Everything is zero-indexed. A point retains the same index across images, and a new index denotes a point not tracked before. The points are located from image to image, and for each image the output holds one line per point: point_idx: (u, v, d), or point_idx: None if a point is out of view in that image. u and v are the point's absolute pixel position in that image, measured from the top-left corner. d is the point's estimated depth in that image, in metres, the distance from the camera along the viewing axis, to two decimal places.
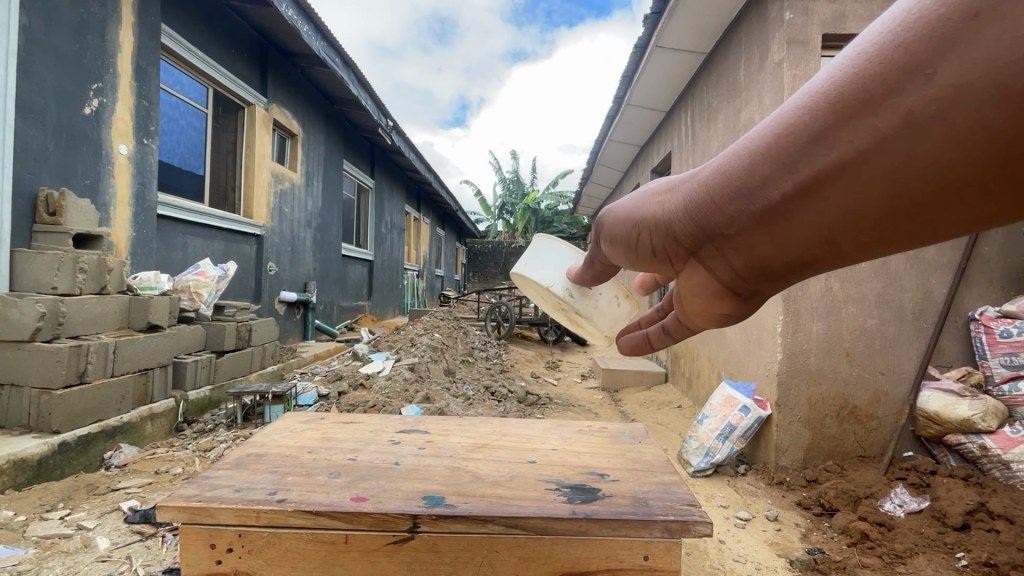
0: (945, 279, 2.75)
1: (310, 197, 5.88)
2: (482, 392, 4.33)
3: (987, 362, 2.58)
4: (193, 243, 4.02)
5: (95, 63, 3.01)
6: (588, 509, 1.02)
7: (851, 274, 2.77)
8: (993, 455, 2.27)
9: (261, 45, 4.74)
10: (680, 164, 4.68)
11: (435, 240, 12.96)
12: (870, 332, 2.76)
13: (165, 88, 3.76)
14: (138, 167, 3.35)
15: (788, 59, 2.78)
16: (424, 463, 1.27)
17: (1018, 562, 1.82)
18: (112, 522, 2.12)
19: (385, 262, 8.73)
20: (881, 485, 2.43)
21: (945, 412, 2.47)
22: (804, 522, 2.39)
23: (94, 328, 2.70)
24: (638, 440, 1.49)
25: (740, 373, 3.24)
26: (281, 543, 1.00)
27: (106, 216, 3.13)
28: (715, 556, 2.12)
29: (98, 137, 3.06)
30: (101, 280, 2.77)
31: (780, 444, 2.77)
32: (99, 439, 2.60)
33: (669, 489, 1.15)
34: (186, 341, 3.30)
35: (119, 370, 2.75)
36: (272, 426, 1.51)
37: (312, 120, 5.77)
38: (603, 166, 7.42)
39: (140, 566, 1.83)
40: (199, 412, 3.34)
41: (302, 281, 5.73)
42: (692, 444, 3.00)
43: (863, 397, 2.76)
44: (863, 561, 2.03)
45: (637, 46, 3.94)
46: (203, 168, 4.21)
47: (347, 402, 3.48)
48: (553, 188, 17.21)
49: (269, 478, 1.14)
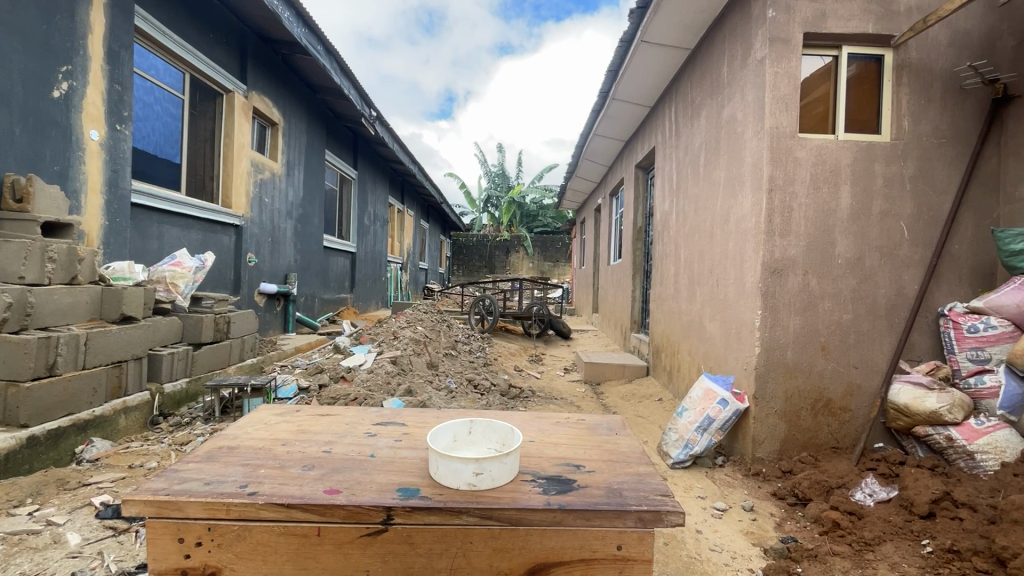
0: (917, 276, 2.82)
1: (291, 186, 5.76)
2: (464, 385, 4.32)
3: (955, 356, 2.65)
4: (169, 233, 3.92)
5: (64, 45, 2.90)
6: (562, 500, 1.03)
7: (828, 271, 2.82)
8: (958, 446, 2.34)
9: (240, 31, 4.62)
10: (664, 160, 4.72)
11: (419, 232, 12.86)
12: (845, 327, 2.82)
13: (139, 72, 3.65)
14: (111, 154, 3.25)
15: (770, 56, 2.80)
16: (400, 455, 1.26)
17: (980, 548, 1.84)
18: (84, 517, 2.07)
19: (368, 254, 8.63)
20: (853, 476, 2.50)
21: (915, 405, 2.53)
22: (778, 511, 2.45)
23: (65, 320, 2.62)
24: (615, 432, 1.51)
25: (719, 367, 3.29)
26: (252, 536, 0.99)
27: (76, 204, 3.03)
28: (693, 546, 2.17)
29: (68, 122, 2.95)
30: (71, 270, 2.69)
31: (756, 436, 2.82)
32: (69, 433, 2.54)
33: (643, 480, 1.16)
34: (161, 333, 3.22)
35: (91, 363, 2.68)
36: (245, 418, 1.49)
37: (292, 108, 5.65)
38: (587, 161, 7.44)
39: (112, 562, 1.80)
40: (176, 406, 3.27)
41: (282, 272, 5.64)
42: (672, 436, 3.05)
43: (838, 390, 2.82)
44: (834, 549, 2.08)
45: (622, 40, 3.94)
46: (180, 156, 4.10)
47: (328, 395, 3.46)
48: (538, 182, 17.17)
49: (241, 471, 1.13)
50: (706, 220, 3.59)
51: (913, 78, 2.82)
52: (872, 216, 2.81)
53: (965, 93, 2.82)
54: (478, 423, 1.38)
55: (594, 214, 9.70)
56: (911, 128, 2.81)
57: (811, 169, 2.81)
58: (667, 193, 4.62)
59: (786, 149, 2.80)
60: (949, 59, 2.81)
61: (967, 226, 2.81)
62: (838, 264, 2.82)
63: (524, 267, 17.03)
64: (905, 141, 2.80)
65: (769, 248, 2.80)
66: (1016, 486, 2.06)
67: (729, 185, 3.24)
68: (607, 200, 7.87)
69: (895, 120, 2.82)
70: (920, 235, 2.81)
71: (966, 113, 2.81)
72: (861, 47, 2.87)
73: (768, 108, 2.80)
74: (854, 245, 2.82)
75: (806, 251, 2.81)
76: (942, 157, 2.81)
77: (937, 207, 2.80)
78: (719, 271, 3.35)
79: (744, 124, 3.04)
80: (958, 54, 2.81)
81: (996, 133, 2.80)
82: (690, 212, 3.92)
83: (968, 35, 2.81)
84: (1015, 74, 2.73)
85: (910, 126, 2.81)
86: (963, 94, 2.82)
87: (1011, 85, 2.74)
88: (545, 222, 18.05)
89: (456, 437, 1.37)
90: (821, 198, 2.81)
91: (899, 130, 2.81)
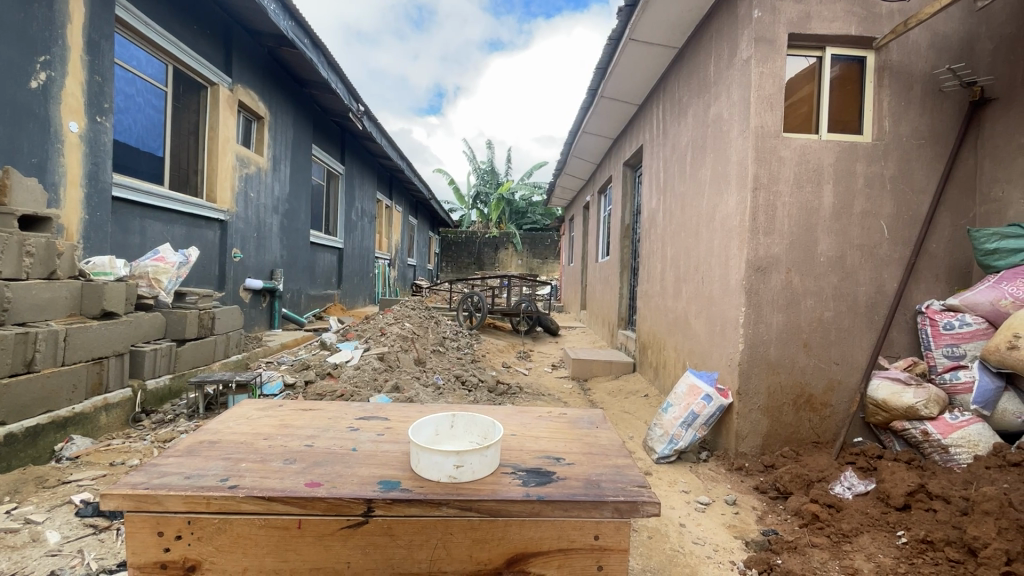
0: (896, 274, 2.88)
1: (277, 181, 5.70)
2: (452, 381, 4.32)
3: (931, 353, 2.72)
4: (151, 227, 3.87)
5: (42, 34, 2.84)
6: (541, 491, 1.05)
7: (810, 268, 2.87)
8: (933, 439, 2.41)
9: (225, 22, 4.55)
10: (651, 158, 4.75)
11: (407, 229, 12.79)
12: (826, 323, 2.88)
13: (120, 63, 3.58)
14: (91, 146, 3.19)
15: (756, 56, 2.84)
16: (382, 449, 1.27)
17: (953, 539, 1.89)
18: (64, 515, 2.05)
19: (355, 250, 8.57)
20: (832, 470, 2.55)
21: (892, 400, 2.59)
22: (760, 505, 2.50)
23: (44, 315, 2.57)
24: (596, 426, 1.53)
25: (704, 363, 3.33)
26: (232, 529, 0.99)
27: (55, 197, 2.97)
28: (675, 539, 2.21)
29: (46, 114, 2.89)
30: (50, 265, 2.63)
31: (739, 431, 2.87)
32: (48, 431, 2.50)
33: (622, 472, 1.19)
34: (144, 329, 3.17)
35: (70, 359, 2.63)
36: (228, 413, 1.48)
37: (279, 102, 5.58)
38: (576, 158, 7.45)
39: (93, 560, 1.78)
40: (158, 403, 3.23)
41: (268, 268, 5.58)
42: (657, 431, 3.09)
43: (819, 385, 2.88)
44: (812, 540, 2.13)
45: (611, 38, 3.95)
46: (163, 149, 4.04)
47: (314, 391, 3.45)
48: (528, 179, 17.18)
49: (222, 465, 1.12)
50: (692, 218, 3.63)
51: (894, 79, 2.88)
52: (853, 215, 2.86)
53: (943, 95, 2.88)
54: (460, 418, 1.39)
55: (582, 212, 9.74)
56: (891, 129, 2.86)
57: (794, 168, 2.85)
58: (654, 191, 4.66)
59: (770, 149, 2.84)
60: (929, 61, 2.87)
61: (944, 226, 2.88)
62: (820, 262, 2.87)
63: (513, 263, 17.05)
64: (885, 142, 2.86)
65: (753, 246, 2.84)
66: (987, 478, 2.10)
67: (715, 183, 3.28)
68: (595, 197, 7.90)
69: (876, 121, 2.87)
70: (899, 234, 2.87)
71: (944, 115, 2.88)
72: (844, 49, 2.92)
73: (753, 108, 2.84)
74: (836, 243, 2.87)
75: (789, 249, 2.86)
76: (921, 158, 2.87)
77: (916, 206, 2.87)
78: (704, 268, 3.40)
79: (730, 123, 3.07)
80: (938, 57, 2.87)
81: (973, 135, 2.88)
82: (677, 210, 3.96)
83: (946, 38, 2.87)
84: (991, 77, 2.79)
85: (891, 127, 2.86)
86: (942, 96, 2.88)
87: (988, 87, 2.81)
88: (533, 219, 18.07)
89: (438, 431, 1.39)
90: (804, 197, 2.86)
91: (880, 131, 2.86)
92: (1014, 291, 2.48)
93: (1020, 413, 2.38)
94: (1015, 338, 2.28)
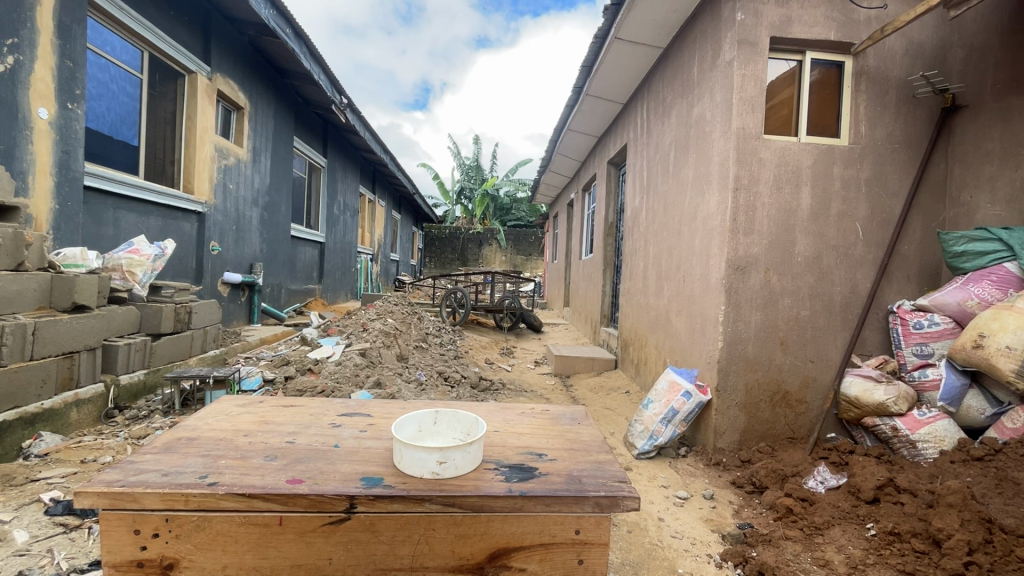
0: (869, 274, 2.96)
1: (257, 173, 5.58)
2: (435, 377, 4.30)
3: (902, 351, 2.80)
4: (125, 218, 3.76)
5: (9, 17, 2.73)
6: (524, 488, 1.06)
7: (788, 268, 2.94)
8: (902, 435, 2.48)
9: (203, 8, 4.41)
10: (636, 156, 4.78)
11: (390, 224, 12.61)
12: (803, 322, 2.95)
13: (93, 48, 3.47)
14: (61, 134, 3.08)
15: (738, 58, 2.87)
16: (365, 445, 1.26)
17: (919, 531, 1.95)
18: (32, 514, 1.99)
19: (337, 244, 8.44)
20: (806, 465, 2.63)
21: (864, 397, 2.67)
22: (737, 498, 2.57)
23: (12, 307, 2.48)
24: (578, 422, 1.55)
25: (684, 359, 3.38)
26: (212, 527, 0.98)
27: (24, 186, 2.87)
28: (654, 533, 2.26)
29: (14, 99, 2.79)
30: (17, 255, 2.54)
31: (718, 427, 2.93)
32: (15, 428, 2.42)
33: (602, 467, 1.21)
34: (117, 323, 3.09)
35: (39, 354, 2.55)
36: (205, 409, 1.46)
37: (259, 91, 5.46)
38: (562, 156, 7.46)
39: (63, 559, 1.74)
40: (132, 398, 3.14)
41: (247, 261, 5.47)
42: (637, 428, 3.14)
43: (794, 383, 2.95)
44: (786, 534, 2.18)
45: (596, 36, 3.96)
46: (137, 138, 3.93)
47: (294, 387, 3.42)
48: (514, 176, 17.13)
49: (200, 462, 1.11)
50: (675, 218, 3.67)
51: (870, 85, 2.95)
52: (830, 217, 2.93)
53: (917, 100, 2.97)
54: (444, 414, 1.39)
55: (567, 209, 9.76)
56: (867, 133, 2.94)
57: (774, 170, 2.91)
58: (638, 190, 4.68)
59: (751, 150, 2.89)
60: (905, 67, 2.95)
61: (916, 228, 2.97)
62: (798, 262, 2.94)
63: (496, 260, 17.07)
64: (862, 146, 2.93)
65: (733, 246, 2.89)
66: (952, 472, 2.17)
67: (698, 183, 3.31)
68: (580, 195, 7.93)
69: (853, 124, 2.95)
70: (873, 235, 2.95)
71: (917, 120, 2.96)
72: (824, 53, 2.99)
73: (734, 109, 2.89)
74: (813, 243, 2.94)
75: (767, 249, 2.92)
76: (895, 162, 2.95)
77: (889, 209, 2.95)
78: (685, 266, 3.44)
79: (712, 124, 3.11)
80: (912, 63, 2.95)
81: (944, 142, 2.97)
82: (660, 209, 4.00)
83: (921, 45, 2.96)
84: (962, 85, 2.89)
85: (867, 131, 2.94)
86: (916, 102, 2.97)
87: (959, 95, 2.90)
88: (518, 216, 18.11)
89: (421, 427, 1.38)
90: (783, 198, 2.92)
91: (857, 135, 2.94)
92: (980, 291, 2.55)
93: (984, 409, 2.46)
94: (980, 338, 2.37)
